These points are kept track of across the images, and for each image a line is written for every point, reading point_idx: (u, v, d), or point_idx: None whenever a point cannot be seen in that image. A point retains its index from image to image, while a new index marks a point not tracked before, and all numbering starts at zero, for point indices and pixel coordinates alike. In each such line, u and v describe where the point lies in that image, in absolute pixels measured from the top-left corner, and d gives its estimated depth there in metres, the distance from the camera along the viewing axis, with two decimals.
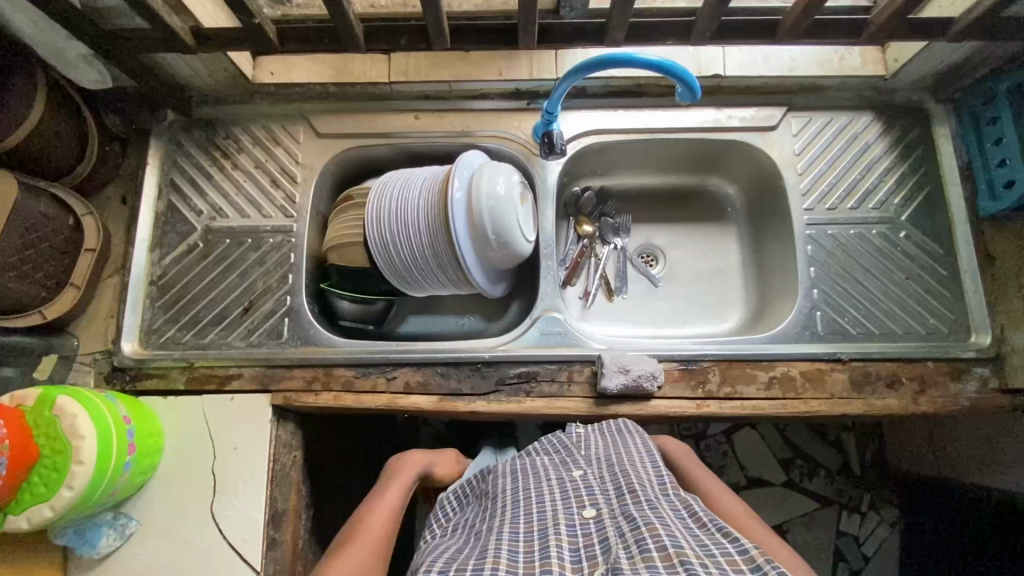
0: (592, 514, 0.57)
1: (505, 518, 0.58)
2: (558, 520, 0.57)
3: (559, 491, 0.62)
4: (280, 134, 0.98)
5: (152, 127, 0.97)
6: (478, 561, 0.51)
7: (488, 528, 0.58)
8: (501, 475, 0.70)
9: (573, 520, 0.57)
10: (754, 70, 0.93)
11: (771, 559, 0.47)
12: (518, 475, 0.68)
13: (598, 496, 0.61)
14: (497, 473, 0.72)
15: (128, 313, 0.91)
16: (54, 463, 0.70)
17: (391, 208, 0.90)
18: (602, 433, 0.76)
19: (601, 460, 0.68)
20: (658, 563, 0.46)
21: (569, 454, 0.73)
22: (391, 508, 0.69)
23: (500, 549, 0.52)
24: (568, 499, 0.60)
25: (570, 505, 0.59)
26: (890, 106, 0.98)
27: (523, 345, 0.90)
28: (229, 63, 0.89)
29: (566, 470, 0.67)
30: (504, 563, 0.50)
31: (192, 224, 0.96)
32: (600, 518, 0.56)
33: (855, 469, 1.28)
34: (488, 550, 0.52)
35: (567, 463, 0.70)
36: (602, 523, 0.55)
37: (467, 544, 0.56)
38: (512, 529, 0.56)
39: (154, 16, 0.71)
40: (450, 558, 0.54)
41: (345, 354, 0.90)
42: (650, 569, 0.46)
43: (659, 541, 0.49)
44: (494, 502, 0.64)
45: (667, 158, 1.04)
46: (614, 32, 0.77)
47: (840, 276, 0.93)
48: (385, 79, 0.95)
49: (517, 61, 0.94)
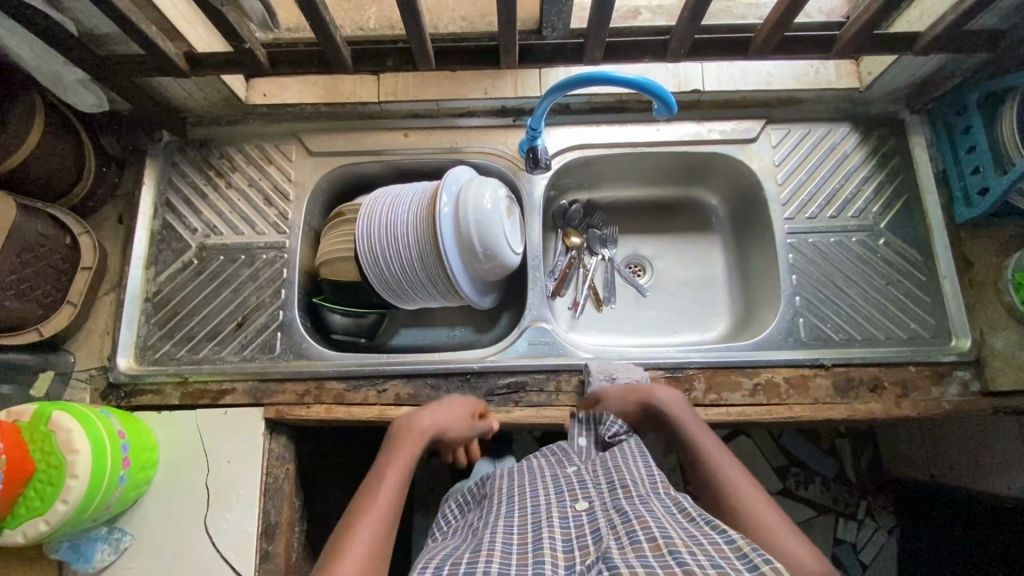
0: (585, 507, 0.58)
1: (499, 516, 0.60)
2: (552, 514, 0.58)
3: (553, 486, 0.64)
4: (273, 153, 1.01)
5: (148, 148, 1.00)
6: (474, 554, 0.52)
7: (483, 525, 0.59)
8: (499, 477, 0.71)
9: (566, 512, 0.58)
10: (732, 85, 0.96)
11: (757, 547, 0.48)
12: (514, 477, 0.69)
13: (590, 489, 0.62)
14: (495, 476, 0.74)
15: (123, 329, 0.93)
16: (49, 477, 0.71)
17: (381, 224, 0.92)
18: (597, 434, 0.77)
19: (595, 458, 0.69)
20: (648, 552, 0.48)
21: (564, 453, 0.74)
22: (395, 481, 0.67)
23: (495, 542, 0.53)
24: (561, 495, 0.62)
25: (563, 500, 0.61)
26: (866, 117, 1.00)
27: (512, 356, 0.92)
28: (222, 85, 0.92)
29: (561, 467, 0.69)
30: (499, 554, 0.51)
31: (187, 241, 0.98)
32: (592, 509, 0.58)
33: (850, 476, 1.28)
34: (483, 544, 0.53)
35: (562, 461, 0.71)
36: (594, 514, 0.57)
37: (464, 542, 0.57)
38: (507, 524, 0.57)
39: (148, 42, 0.74)
40: (446, 554, 0.55)
41: (336, 367, 0.91)
42: (640, 557, 0.47)
43: (648, 531, 0.50)
44: (492, 500, 0.65)
45: (652, 171, 1.06)
46: (592, 51, 0.80)
47: (822, 283, 0.95)
48: (375, 98, 0.98)
49: (502, 80, 0.98)
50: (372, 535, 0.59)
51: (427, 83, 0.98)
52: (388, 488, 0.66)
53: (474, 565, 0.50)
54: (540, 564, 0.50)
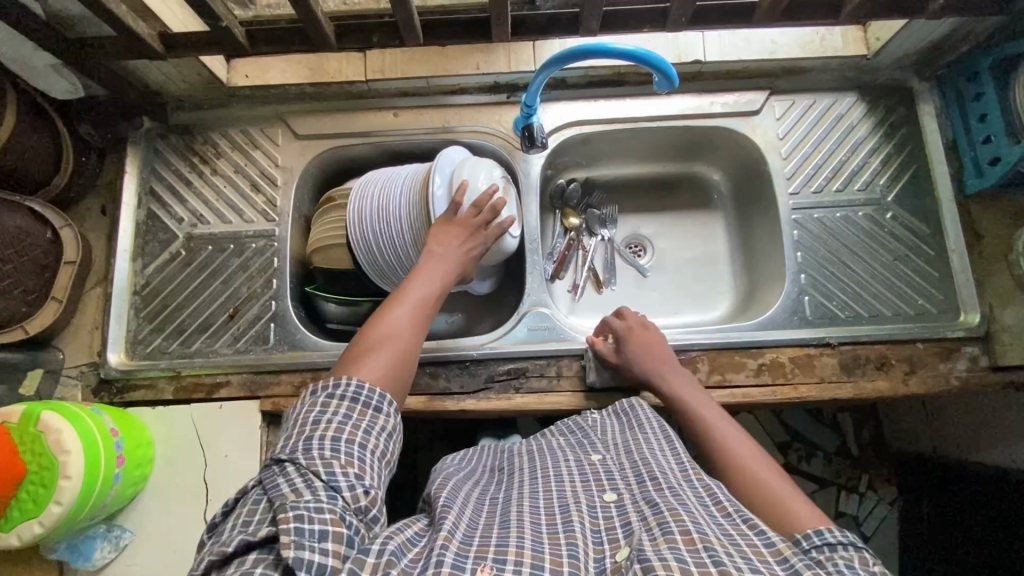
0: (614, 499, 0.56)
1: (525, 492, 0.59)
2: (579, 500, 0.56)
3: (579, 474, 0.62)
4: (259, 138, 0.97)
5: (130, 135, 0.96)
6: (502, 531, 0.51)
7: (505, 498, 0.59)
8: (520, 456, 0.71)
9: (595, 502, 0.56)
10: (735, 54, 0.92)
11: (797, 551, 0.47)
12: (535, 457, 0.69)
13: (618, 480, 0.59)
14: (514, 453, 0.74)
15: (112, 324, 0.91)
16: (41, 479, 0.69)
17: (375, 205, 0.89)
18: (615, 415, 0.77)
19: (619, 448, 0.67)
20: (680, 545, 0.46)
21: (586, 438, 0.72)
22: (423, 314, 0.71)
23: (523, 520, 0.52)
24: (587, 483, 0.59)
25: (590, 489, 0.58)
26: (873, 86, 0.96)
27: (512, 342, 0.90)
28: (202, 68, 0.88)
29: (585, 454, 0.67)
30: (528, 532, 0.50)
31: (174, 231, 0.95)
32: (622, 503, 0.55)
33: (852, 449, 1.27)
34: (511, 521, 0.52)
35: (585, 449, 0.69)
36: (625, 508, 0.54)
37: (490, 508, 0.57)
38: (533, 502, 0.56)
39: (117, 22, 0.70)
40: (473, 519, 0.54)
41: (332, 358, 0.89)
42: (672, 550, 0.46)
43: (682, 525, 0.48)
44: (515, 476, 0.65)
45: (651, 147, 1.03)
46: (588, 21, 0.76)
47: (828, 260, 0.92)
48: (361, 77, 0.94)
49: (494, 54, 0.94)
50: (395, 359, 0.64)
51: (416, 59, 0.94)
52: (413, 316, 0.69)
53: (505, 541, 0.49)
54: (572, 546, 0.49)
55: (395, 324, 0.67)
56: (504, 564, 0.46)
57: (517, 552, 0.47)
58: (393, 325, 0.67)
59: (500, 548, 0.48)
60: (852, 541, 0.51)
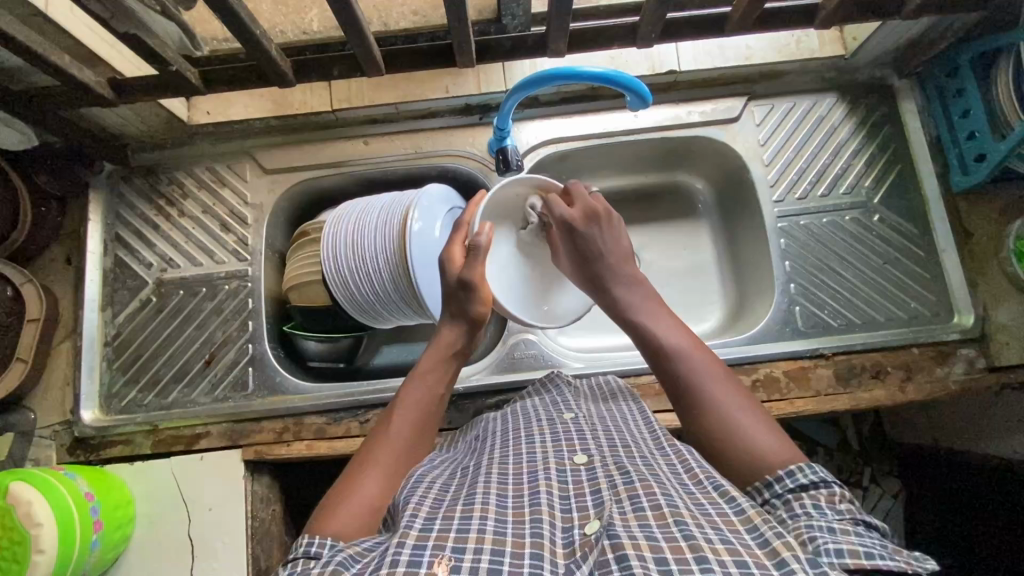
0: (583, 460, 0.53)
1: (493, 460, 0.56)
2: (548, 465, 0.53)
3: (550, 433, 0.59)
4: (225, 174, 0.94)
5: (90, 179, 0.92)
6: (466, 508, 0.47)
7: (477, 467, 0.55)
8: (492, 421, 0.68)
9: (564, 465, 0.53)
10: (709, 62, 0.90)
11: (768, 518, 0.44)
12: (508, 419, 0.66)
13: (588, 441, 0.56)
14: (488, 420, 0.70)
15: (83, 380, 0.87)
16: (14, 553, 0.66)
17: (347, 240, 0.84)
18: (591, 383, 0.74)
19: (592, 411, 0.65)
20: (651, 521, 0.44)
21: (559, 397, 0.69)
22: (420, 419, 0.61)
23: (488, 495, 0.49)
24: (557, 443, 0.56)
25: (559, 450, 0.55)
26: (852, 85, 0.94)
27: (497, 373, 0.87)
28: (161, 109, 0.85)
29: (557, 412, 0.64)
30: (492, 511, 0.47)
31: (143, 277, 0.91)
32: (592, 464, 0.52)
33: (854, 444, 1.20)
34: (475, 496, 0.49)
35: (559, 406, 0.66)
36: (594, 471, 0.51)
37: (456, 481, 0.53)
38: (501, 472, 0.53)
39: (60, 72, 0.66)
40: (437, 500, 0.49)
41: (312, 403, 0.87)
42: (643, 528, 0.43)
43: (653, 499, 0.46)
44: (488, 442, 0.61)
45: (631, 158, 1.00)
46: (555, 43, 0.74)
47: (816, 267, 0.90)
48: (328, 107, 0.91)
49: (463, 77, 0.92)
50: (386, 486, 0.55)
51: (383, 86, 0.91)
52: (412, 429, 0.60)
53: (468, 522, 0.45)
54: (536, 524, 0.45)
55: (391, 440, 0.58)
56: (462, 554, 0.42)
57: (478, 539, 0.44)
58: (374, 453, 0.57)
59: (462, 535, 0.44)
60: (825, 479, 0.49)
